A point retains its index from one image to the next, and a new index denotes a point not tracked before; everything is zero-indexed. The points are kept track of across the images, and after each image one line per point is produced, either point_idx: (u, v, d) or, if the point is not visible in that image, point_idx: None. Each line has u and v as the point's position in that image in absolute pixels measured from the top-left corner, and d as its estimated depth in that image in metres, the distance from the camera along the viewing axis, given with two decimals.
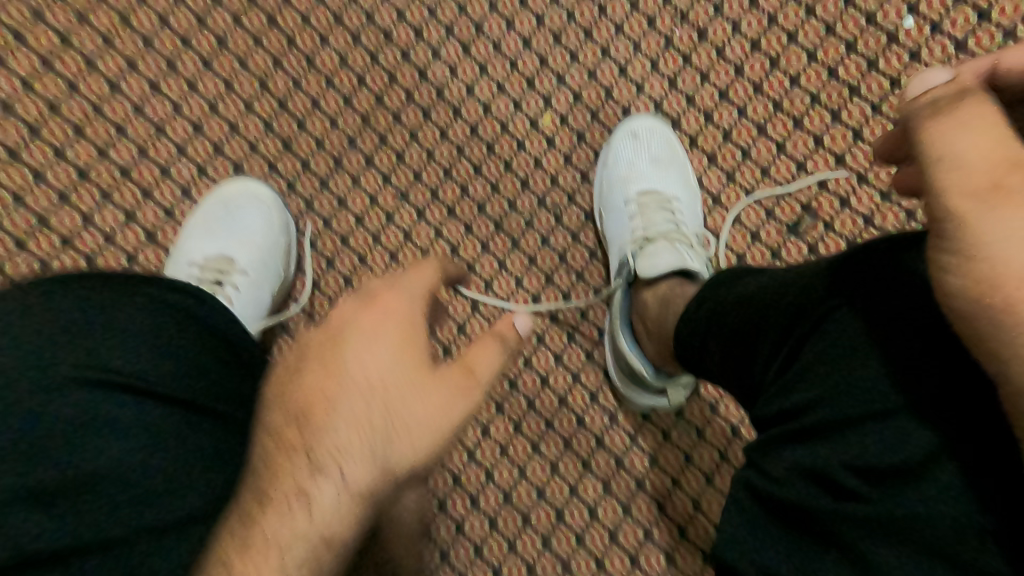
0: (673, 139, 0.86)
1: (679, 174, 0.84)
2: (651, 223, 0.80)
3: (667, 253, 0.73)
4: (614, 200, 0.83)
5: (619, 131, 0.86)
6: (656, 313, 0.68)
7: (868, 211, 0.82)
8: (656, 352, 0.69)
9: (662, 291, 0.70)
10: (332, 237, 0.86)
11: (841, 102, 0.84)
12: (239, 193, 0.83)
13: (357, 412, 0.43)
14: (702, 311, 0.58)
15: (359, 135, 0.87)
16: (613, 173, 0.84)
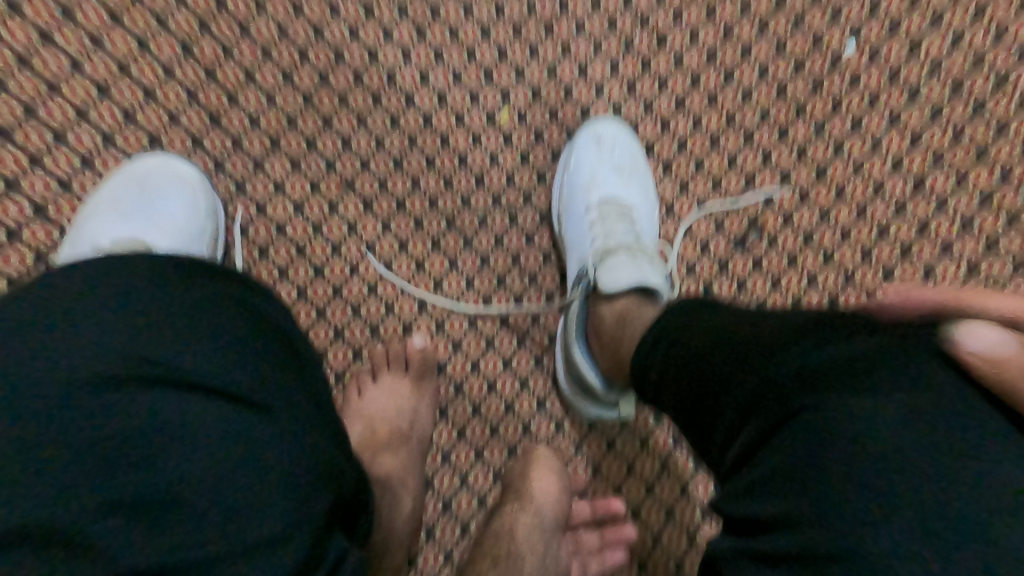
0: (636, 146, 0.85)
1: (641, 184, 0.83)
2: (613, 230, 0.77)
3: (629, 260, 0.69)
4: (575, 205, 0.81)
5: (582, 134, 0.84)
6: (612, 330, 0.65)
7: (808, 230, 0.83)
8: (608, 366, 0.66)
9: (617, 306, 0.66)
10: (264, 223, 0.79)
11: (788, 121, 0.86)
12: (158, 171, 0.75)
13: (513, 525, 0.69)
14: (654, 346, 0.54)
15: (299, 116, 0.81)
16: (576, 177, 0.82)
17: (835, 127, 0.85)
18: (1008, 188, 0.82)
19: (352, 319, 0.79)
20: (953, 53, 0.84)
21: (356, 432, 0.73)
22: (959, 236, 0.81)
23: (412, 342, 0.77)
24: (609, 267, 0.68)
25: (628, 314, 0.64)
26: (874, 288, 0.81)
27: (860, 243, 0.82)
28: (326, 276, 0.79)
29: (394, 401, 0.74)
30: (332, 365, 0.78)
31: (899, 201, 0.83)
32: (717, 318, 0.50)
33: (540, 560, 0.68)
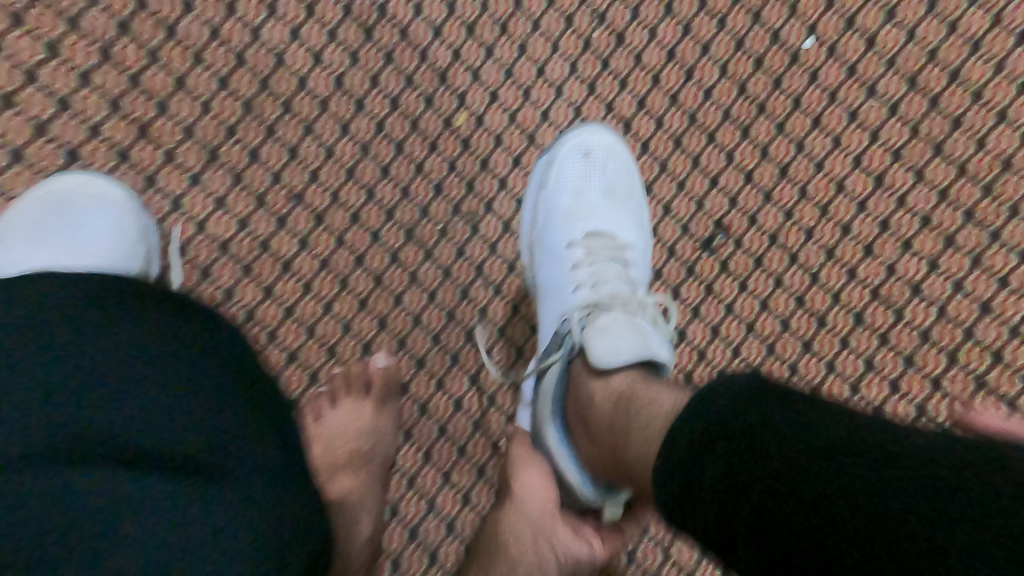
0: (630, 161, 0.80)
1: (634, 209, 0.78)
2: (600, 275, 0.72)
3: (629, 331, 0.60)
4: (556, 239, 0.75)
5: (566, 145, 0.78)
6: (611, 416, 0.54)
7: (773, 229, 0.81)
8: (604, 457, 0.56)
9: (616, 383, 0.56)
10: (205, 241, 0.75)
11: (750, 118, 0.82)
12: (78, 190, 0.70)
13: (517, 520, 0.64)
14: (690, 453, 0.44)
15: (239, 125, 0.77)
16: (558, 203, 0.77)
17: (797, 123, 0.82)
18: (965, 181, 0.80)
19: (304, 339, 0.75)
20: (910, 44, 0.82)
21: (313, 456, 0.69)
22: (919, 232, 0.80)
23: (375, 361, 0.73)
24: (605, 339, 0.59)
25: (633, 397, 0.53)
26: (839, 287, 0.80)
27: (823, 242, 0.81)
28: (275, 295, 0.75)
29: (354, 424, 0.69)
30: (286, 391, 0.73)
31: (859, 197, 0.81)
32: (761, 421, 0.42)
33: (529, 544, 0.63)
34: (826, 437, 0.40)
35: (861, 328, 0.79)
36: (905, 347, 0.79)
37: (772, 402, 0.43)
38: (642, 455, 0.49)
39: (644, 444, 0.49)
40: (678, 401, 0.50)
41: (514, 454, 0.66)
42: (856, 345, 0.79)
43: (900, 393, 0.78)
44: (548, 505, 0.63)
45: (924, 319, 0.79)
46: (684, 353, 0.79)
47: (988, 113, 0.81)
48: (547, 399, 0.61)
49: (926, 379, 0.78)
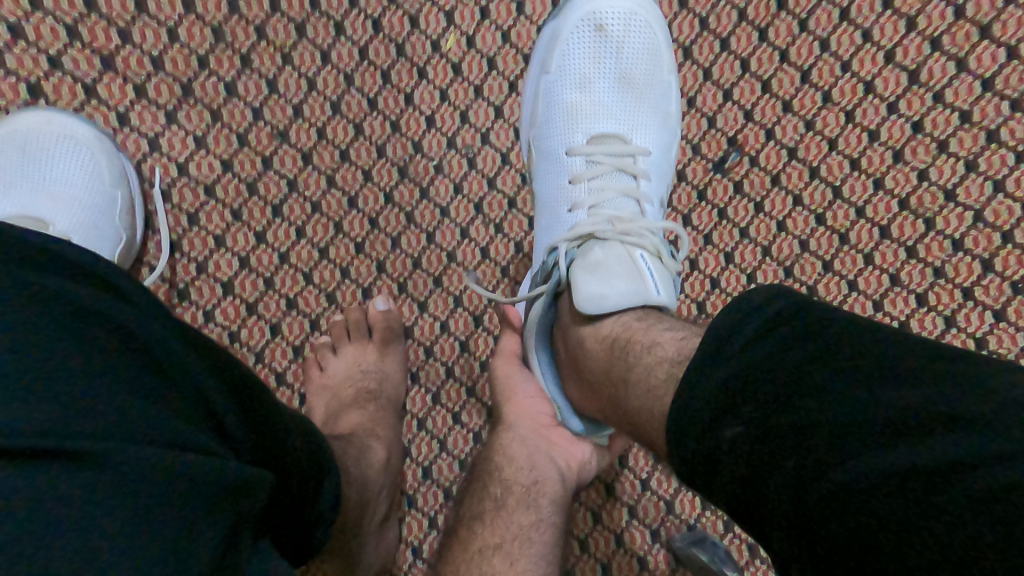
0: (657, 35, 0.71)
1: (649, 99, 0.71)
2: (600, 194, 0.66)
3: (620, 274, 0.56)
4: (556, 144, 0.70)
5: (574, 18, 0.70)
6: (604, 364, 0.53)
7: (793, 143, 0.74)
8: (600, 404, 0.56)
9: (609, 327, 0.54)
10: (188, 185, 0.71)
11: (768, 19, 0.74)
12: (43, 130, 0.67)
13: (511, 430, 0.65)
14: (709, 415, 0.39)
15: (210, 55, 0.71)
16: (562, 97, 0.70)
17: (822, 20, 0.73)
18: (1014, 68, 0.72)
19: (302, 285, 0.72)
20: None
21: (320, 405, 0.69)
22: (956, 130, 0.73)
23: (374, 306, 0.72)
24: (593, 283, 0.55)
25: (629, 341, 0.51)
26: (863, 202, 0.74)
27: (848, 152, 0.74)
28: (268, 241, 0.72)
29: (358, 367, 0.70)
30: (288, 338, 0.72)
31: (890, 99, 0.73)
32: (782, 368, 0.38)
33: (527, 463, 0.63)
34: (845, 373, 0.36)
35: (887, 242, 0.73)
36: (934, 258, 0.73)
37: (790, 336, 0.39)
38: (644, 406, 0.47)
39: (647, 395, 0.47)
40: (681, 343, 0.48)
41: (501, 372, 0.68)
42: (881, 261, 0.74)
43: (927, 306, 0.73)
44: (542, 420, 0.66)
45: (957, 227, 0.73)
46: (696, 282, 0.74)
47: None
48: (537, 333, 0.61)
49: (957, 290, 0.73)
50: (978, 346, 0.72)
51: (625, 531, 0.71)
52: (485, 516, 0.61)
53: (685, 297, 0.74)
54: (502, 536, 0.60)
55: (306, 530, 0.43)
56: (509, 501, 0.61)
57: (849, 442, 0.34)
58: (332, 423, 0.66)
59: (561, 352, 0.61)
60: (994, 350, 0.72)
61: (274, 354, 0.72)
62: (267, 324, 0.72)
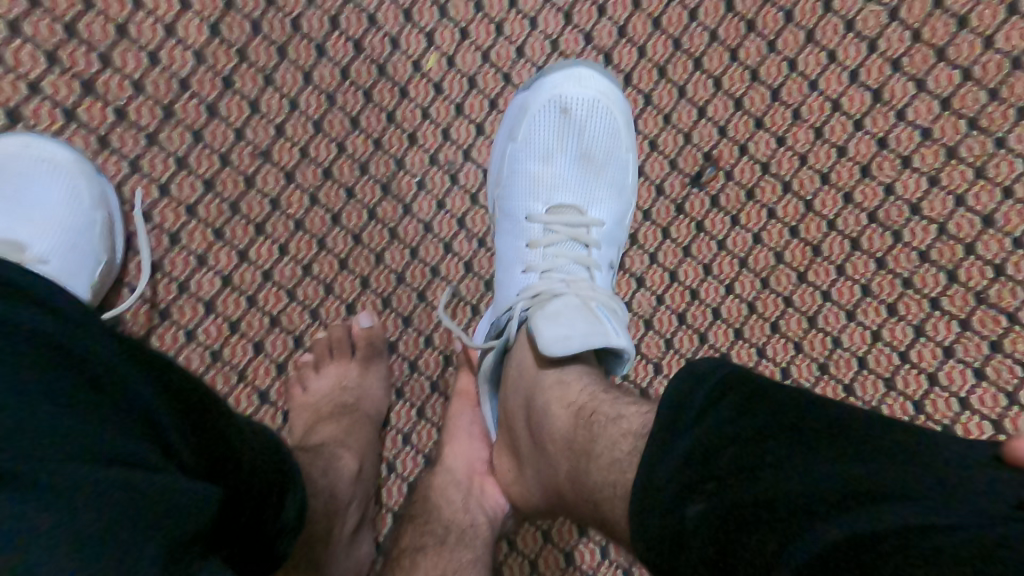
0: (620, 119, 0.74)
1: (608, 176, 0.74)
2: (554, 260, 0.69)
3: (581, 316, 0.59)
4: (515, 208, 0.72)
5: (540, 100, 0.73)
6: (571, 430, 0.53)
7: (766, 157, 0.76)
8: (557, 479, 0.54)
9: (576, 395, 0.55)
10: (171, 204, 0.71)
11: (738, 39, 0.77)
12: (20, 155, 0.67)
13: (459, 468, 0.67)
14: (675, 490, 0.39)
15: (192, 77, 0.72)
16: (525, 167, 0.72)
17: (790, 40, 0.76)
18: (971, 86, 0.75)
19: (286, 303, 0.73)
20: None
21: (301, 420, 0.69)
22: (918, 147, 0.76)
23: (358, 322, 0.71)
24: (556, 328, 0.58)
25: (595, 411, 0.52)
26: (834, 215, 0.76)
27: (818, 167, 0.76)
28: (251, 259, 0.72)
29: (339, 382, 0.70)
30: (271, 356, 0.72)
31: (856, 116, 0.76)
32: (745, 434, 0.39)
33: (461, 505, 0.65)
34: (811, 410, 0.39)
35: (858, 253, 0.76)
36: (902, 269, 0.75)
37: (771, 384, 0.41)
38: (606, 481, 0.47)
39: (607, 471, 0.47)
40: (645, 417, 0.48)
41: (450, 412, 0.70)
42: (853, 272, 0.76)
43: (898, 316, 0.75)
44: (478, 465, 0.67)
45: (923, 238, 0.75)
46: (676, 294, 0.76)
47: (989, 6, 0.75)
48: (484, 381, 0.65)
49: (925, 299, 0.75)
50: (947, 355, 0.74)
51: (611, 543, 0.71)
52: (427, 548, 0.62)
53: (666, 308, 0.76)
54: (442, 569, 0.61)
55: (264, 552, 0.42)
56: (449, 539, 0.63)
57: (838, 494, 0.34)
58: (308, 434, 0.66)
59: (517, 415, 0.61)
60: (962, 357, 0.74)
61: (257, 372, 0.72)
62: (250, 341, 0.72)
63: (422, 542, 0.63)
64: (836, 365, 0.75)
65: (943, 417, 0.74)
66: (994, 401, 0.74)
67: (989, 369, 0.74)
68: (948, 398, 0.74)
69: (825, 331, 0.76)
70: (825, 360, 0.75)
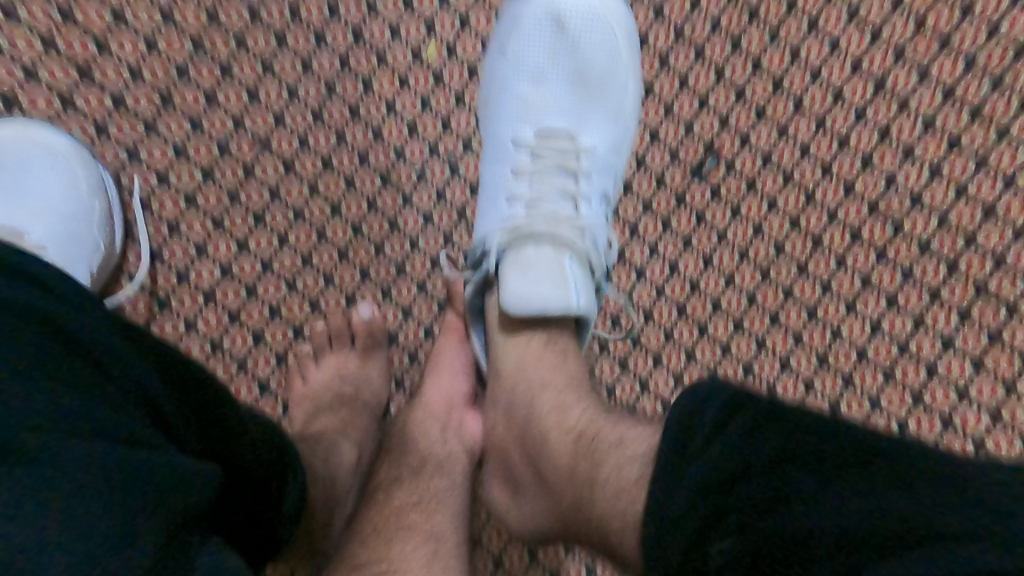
0: (617, 33, 0.71)
1: (601, 99, 0.72)
2: (540, 189, 0.68)
3: (547, 277, 0.60)
4: (503, 132, 0.71)
5: (533, 11, 0.71)
6: (572, 458, 0.53)
7: (767, 148, 0.76)
8: (556, 506, 0.55)
9: (576, 420, 0.56)
10: (169, 195, 0.71)
11: (741, 28, 0.76)
12: (17, 144, 0.66)
13: (438, 404, 0.66)
14: (694, 529, 0.40)
15: (189, 64, 0.71)
16: (515, 87, 0.71)
17: (793, 30, 0.76)
18: (973, 78, 0.74)
19: (286, 293, 0.72)
20: None
21: (299, 412, 0.69)
22: (921, 137, 0.75)
23: (358, 313, 0.71)
24: (522, 282, 0.59)
25: (597, 436, 0.53)
26: (836, 205, 0.76)
27: (820, 158, 0.76)
28: (251, 249, 0.72)
29: (338, 372, 0.70)
30: (271, 346, 0.72)
31: (858, 108, 0.76)
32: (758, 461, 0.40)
33: (439, 437, 0.65)
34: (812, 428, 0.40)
35: (858, 246, 0.76)
36: (903, 260, 0.75)
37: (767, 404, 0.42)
38: (614, 511, 0.48)
39: (617, 498, 0.48)
40: (650, 441, 0.50)
41: (438, 345, 0.69)
42: (853, 264, 0.76)
43: (897, 308, 0.75)
44: (458, 399, 0.67)
45: (924, 230, 0.75)
46: (677, 285, 0.76)
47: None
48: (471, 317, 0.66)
49: (925, 291, 0.75)
50: (946, 346, 0.75)
51: None
52: (403, 478, 0.63)
53: (666, 299, 0.76)
54: (418, 497, 0.61)
55: (268, 536, 0.43)
56: (425, 469, 0.63)
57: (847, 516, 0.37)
58: (306, 424, 0.66)
59: (513, 442, 0.61)
60: (960, 348, 0.74)
61: (257, 362, 0.72)
62: (250, 332, 0.72)
63: (400, 475, 0.63)
64: (835, 356, 0.75)
65: (941, 407, 0.74)
66: (991, 392, 0.74)
67: (987, 361, 0.74)
68: (946, 389, 0.74)
69: (825, 323, 0.76)
70: (825, 351, 0.75)
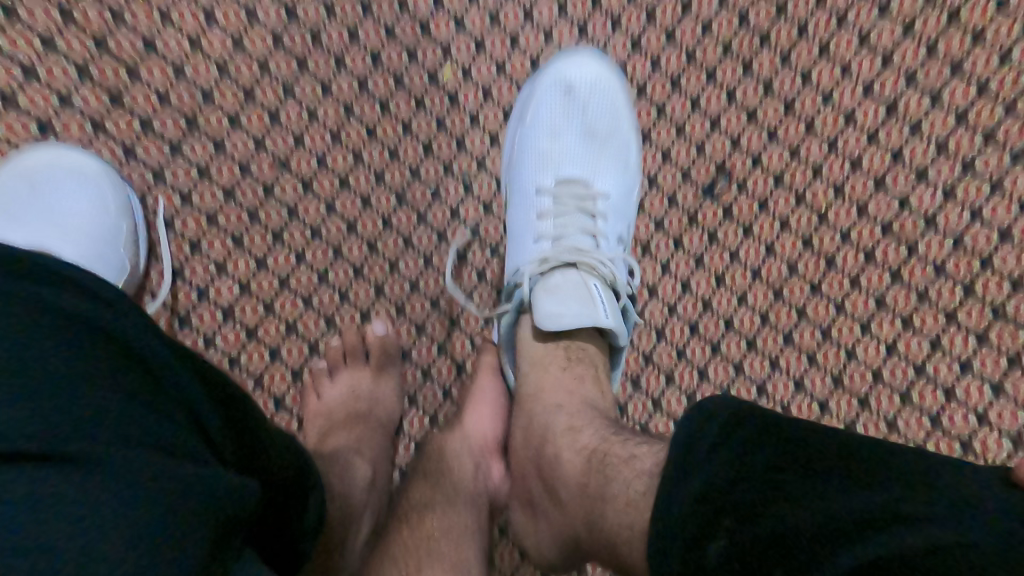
0: (619, 94, 0.76)
1: (613, 150, 0.76)
2: (563, 228, 0.71)
3: (575, 297, 0.64)
4: (524, 184, 0.74)
5: (545, 82, 0.76)
6: (583, 475, 0.53)
7: (779, 169, 0.76)
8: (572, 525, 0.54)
9: (588, 439, 0.56)
10: (192, 214, 0.73)
11: (751, 52, 0.77)
12: (52, 165, 0.69)
13: (472, 434, 0.66)
14: (693, 530, 0.39)
15: (215, 89, 0.74)
16: (533, 144, 0.75)
17: (803, 54, 0.77)
18: (986, 101, 0.74)
19: (302, 310, 0.74)
20: None
21: (314, 429, 0.69)
22: (933, 161, 0.75)
23: (372, 330, 0.72)
24: (553, 303, 0.63)
25: (608, 453, 0.52)
26: (849, 226, 0.76)
27: (832, 178, 0.76)
28: (269, 267, 0.73)
29: (354, 389, 0.71)
30: (286, 363, 0.73)
31: (870, 129, 0.76)
32: (765, 461, 0.39)
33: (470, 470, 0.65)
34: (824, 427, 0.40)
35: (872, 266, 0.75)
36: (917, 281, 0.75)
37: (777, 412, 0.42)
38: (623, 524, 0.47)
39: (625, 512, 0.47)
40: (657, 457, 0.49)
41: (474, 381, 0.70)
42: (867, 283, 0.75)
43: (913, 329, 0.74)
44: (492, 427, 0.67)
45: (939, 252, 0.74)
46: (688, 304, 0.76)
47: (1005, 21, 0.75)
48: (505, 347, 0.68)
49: (942, 313, 0.74)
50: (964, 369, 0.73)
51: None
52: (429, 512, 0.62)
53: (678, 319, 0.76)
54: (442, 532, 0.61)
55: (290, 552, 0.43)
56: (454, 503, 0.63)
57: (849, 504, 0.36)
58: (321, 442, 0.66)
59: (529, 470, 0.61)
60: (979, 372, 0.73)
61: (273, 378, 0.73)
62: (266, 348, 0.73)
63: (427, 509, 0.62)
64: (851, 377, 0.74)
65: (960, 432, 0.73)
66: (1012, 417, 0.72)
67: (1006, 385, 0.73)
68: (964, 413, 0.73)
69: (840, 343, 0.75)
70: (839, 372, 0.74)
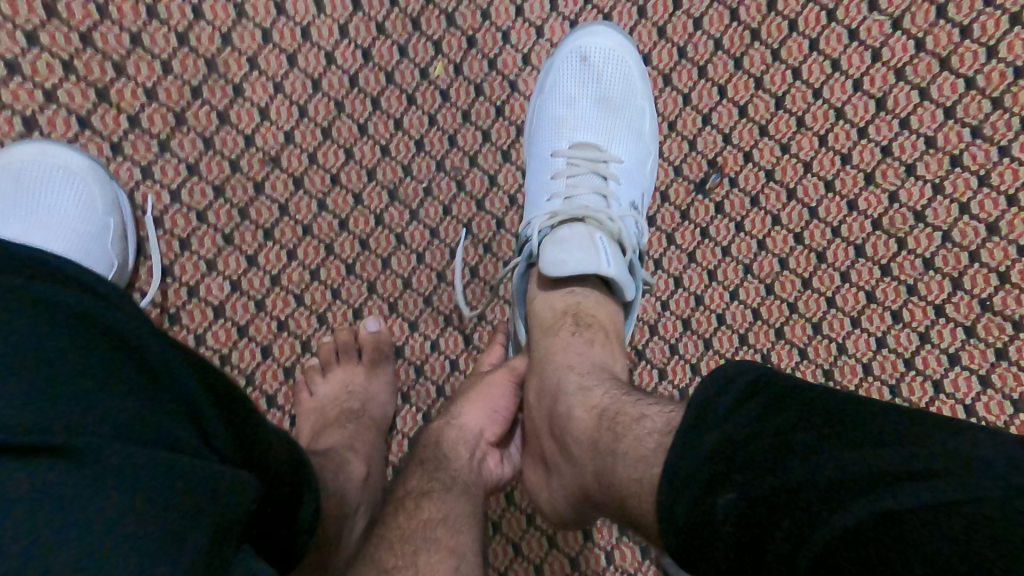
0: (633, 64, 0.75)
1: (625, 118, 0.75)
2: (575, 188, 0.71)
3: (581, 246, 0.63)
4: (540, 148, 0.74)
5: (563, 50, 0.76)
6: (595, 433, 0.52)
7: (770, 165, 0.77)
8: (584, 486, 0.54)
9: (599, 398, 0.55)
10: (181, 211, 0.73)
11: (742, 48, 0.77)
12: (37, 159, 0.68)
13: (477, 418, 0.65)
14: (699, 484, 0.39)
15: (204, 84, 0.73)
16: (549, 108, 0.74)
17: (793, 49, 0.77)
18: (974, 95, 0.75)
19: (293, 308, 0.73)
20: None
21: (305, 428, 0.69)
22: (922, 155, 0.76)
23: (364, 327, 0.72)
24: (556, 251, 0.63)
25: (619, 412, 0.52)
26: (839, 221, 0.76)
27: (823, 174, 0.77)
28: (260, 265, 0.73)
29: (347, 386, 0.71)
30: (278, 361, 0.73)
31: (860, 124, 0.76)
32: (771, 428, 0.38)
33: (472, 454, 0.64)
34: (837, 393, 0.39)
35: (862, 260, 0.76)
36: (907, 275, 0.75)
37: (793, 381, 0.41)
38: (632, 477, 0.46)
39: (637, 466, 0.46)
40: (668, 416, 0.48)
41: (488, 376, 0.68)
42: (858, 278, 0.76)
43: (902, 323, 0.75)
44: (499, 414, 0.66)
45: (928, 246, 0.75)
46: (680, 299, 0.76)
47: (993, 15, 0.75)
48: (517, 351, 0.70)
49: (930, 307, 0.75)
50: (952, 362, 0.74)
51: (615, 549, 0.71)
52: (433, 492, 0.60)
53: (670, 314, 0.76)
54: (446, 512, 0.58)
55: (285, 549, 0.42)
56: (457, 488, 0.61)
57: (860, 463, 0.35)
58: (314, 439, 0.66)
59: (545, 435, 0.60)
60: (967, 365, 0.74)
61: (264, 376, 0.72)
62: (257, 346, 0.72)
63: (426, 486, 0.60)
64: (841, 370, 0.75)
65: None
66: (999, 409, 0.73)
67: (994, 377, 0.74)
68: (952, 405, 0.74)
69: (830, 337, 0.75)
70: (830, 366, 0.75)
